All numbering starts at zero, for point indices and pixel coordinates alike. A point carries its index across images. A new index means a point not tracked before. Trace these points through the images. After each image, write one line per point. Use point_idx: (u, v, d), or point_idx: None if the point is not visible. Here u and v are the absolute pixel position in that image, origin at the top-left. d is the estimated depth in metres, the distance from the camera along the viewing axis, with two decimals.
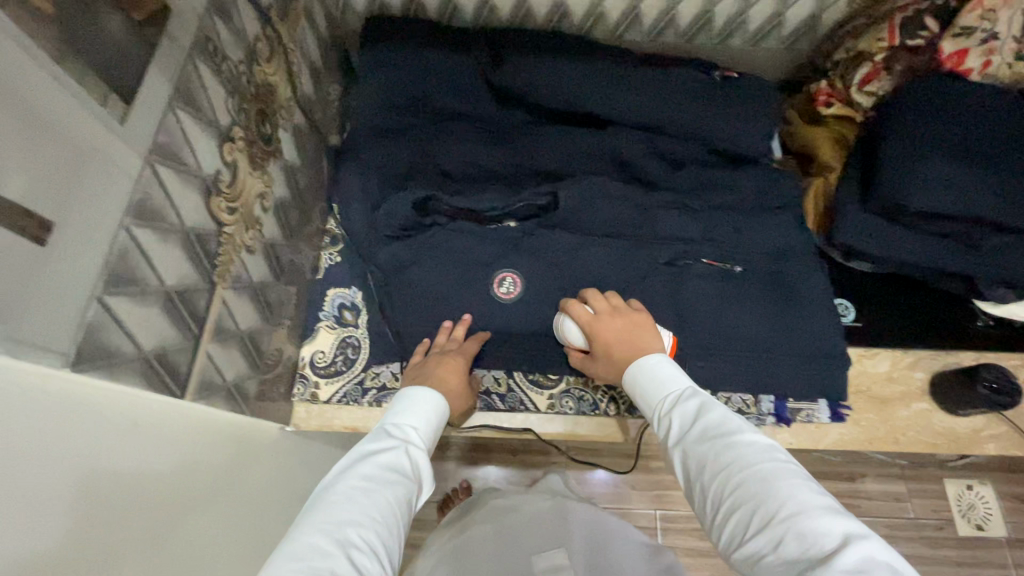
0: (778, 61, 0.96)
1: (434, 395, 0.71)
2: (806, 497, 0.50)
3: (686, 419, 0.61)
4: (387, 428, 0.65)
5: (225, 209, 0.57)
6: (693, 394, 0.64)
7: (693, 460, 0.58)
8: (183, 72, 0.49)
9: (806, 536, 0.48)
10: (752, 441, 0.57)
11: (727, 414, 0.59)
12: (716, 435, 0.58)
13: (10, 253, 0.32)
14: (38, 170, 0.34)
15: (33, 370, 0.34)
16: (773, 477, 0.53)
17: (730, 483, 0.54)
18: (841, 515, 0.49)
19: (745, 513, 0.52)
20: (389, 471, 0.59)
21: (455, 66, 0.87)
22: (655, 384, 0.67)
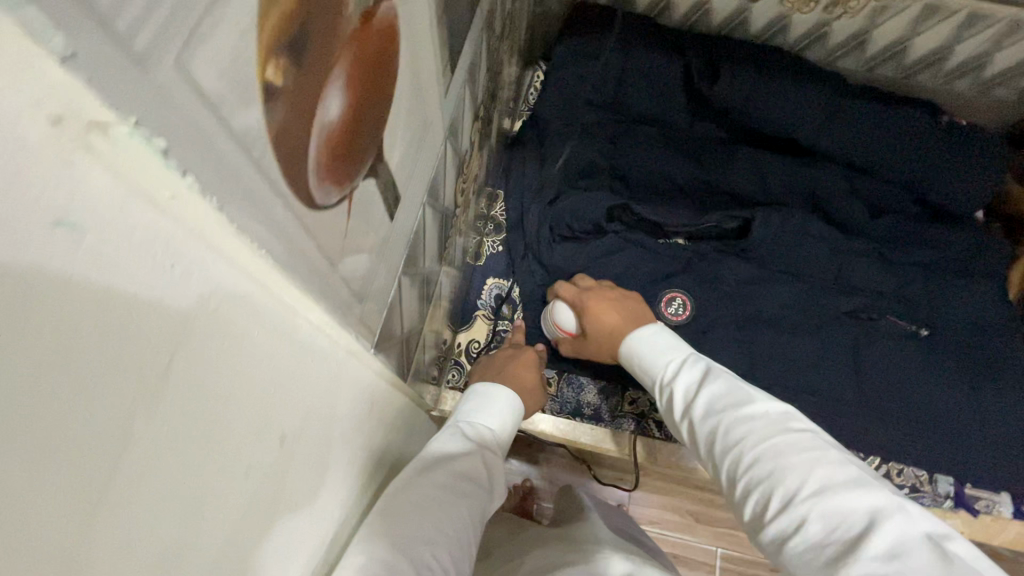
0: (1004, 112, 0.87)
1: (510, 394, 0.62)
2: (829, 471, 0.40)
3: (690, 386, 0.51)
4: (466, 422, 0.56)
5: (461, 189, 0.55)
6: (697, 359, 0.54)
7: (702, 434, 0.48)
8: (477, 44, 0.46)
9: (835, 514, 0.37)
10: (765, 411, 0.46)
11: (738, 383, 0.49)
12: (723, 404, 0.47)
13: (377, 228, 0.30)
14: (406, 140, 0.31)
15: (353, 349, 0.33)
16: (789, 450, 0.42)
17: (743, 458, 0.43)
18: (873, 488, 0.39)
19: (760, 491, 0.41)
20: (466, 474, 0.49)
21: (659, 69, 0.83)
22: (648, 355, 0.57)
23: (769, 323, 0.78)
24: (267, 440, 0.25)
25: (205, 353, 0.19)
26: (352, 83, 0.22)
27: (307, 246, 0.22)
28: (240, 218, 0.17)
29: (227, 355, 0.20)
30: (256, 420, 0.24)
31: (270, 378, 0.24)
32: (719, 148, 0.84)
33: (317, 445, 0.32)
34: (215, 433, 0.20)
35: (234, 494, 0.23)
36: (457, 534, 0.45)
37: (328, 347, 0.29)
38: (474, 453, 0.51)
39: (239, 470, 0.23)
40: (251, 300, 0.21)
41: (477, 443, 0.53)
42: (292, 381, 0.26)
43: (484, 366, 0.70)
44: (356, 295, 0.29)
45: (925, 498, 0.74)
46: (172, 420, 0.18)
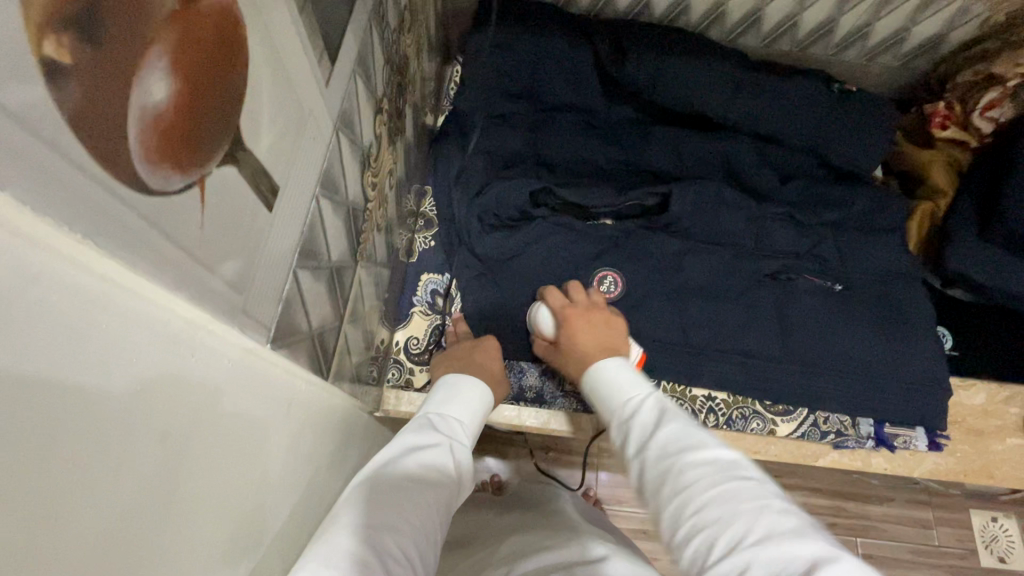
0: (890, 79, 0.96)
1: (479, 385, 0.64)
2: (773, 521, 0.41)
3: (646, 427, 0.53)
4: (438, 415, 0.57)
5: (371, 184, 0.55)
6: (655, 400, 0.56)
7: (652, 476, 0.49)
8: (365, 37, 0.46)
9: (776, 560, 0.39)
10: (715, 456, 0.48)
11: (689, 427, 0.51)
12: (676, 448, 0.49)
13: (252, 220, 0.30)
14: (278, 129, 0.32)
15: (244, 344, 0.32)
16: (733, 499, 0.43)
17: (691, 503, 0.45)
18: (812, 536, 0.40)
19: (704, 538, 0.42)
20: (436, 465, 0.51)
21: (572, 55, 0.85)
22: (613, 395, 0.60)
23: (697, 292, 0.81)
24: (144, 441, 0.24)
25: (42, 347, 0.18)
26: (179, 66, 0.22)
27: (147, 233, 0.22)
28: (46, 202, 0.17)
29: (65, 347, 0.19)
30: (123, 419, 0.23)
31: (131, 373, 0.23)
32: (638, 128, 0.87)
33: (215, 446, 0.31)
34: (63, 431, 0.20)
35: (106, 496, 0.22)
36: (427, 528, 0.46)
37: (209, 342, 0.29)
38: (439, 444, 0.53)
39: (112, 471, 0.23)
40: (93, 293, 0.20)
41: (444, 435, 0.55)
42: (164, 378, 0.25)
43: (447, 356, 0.72)
44: (234, 286, 0.29)
45: (849, 440, 0.79)
46: (9, 419, 0.17)
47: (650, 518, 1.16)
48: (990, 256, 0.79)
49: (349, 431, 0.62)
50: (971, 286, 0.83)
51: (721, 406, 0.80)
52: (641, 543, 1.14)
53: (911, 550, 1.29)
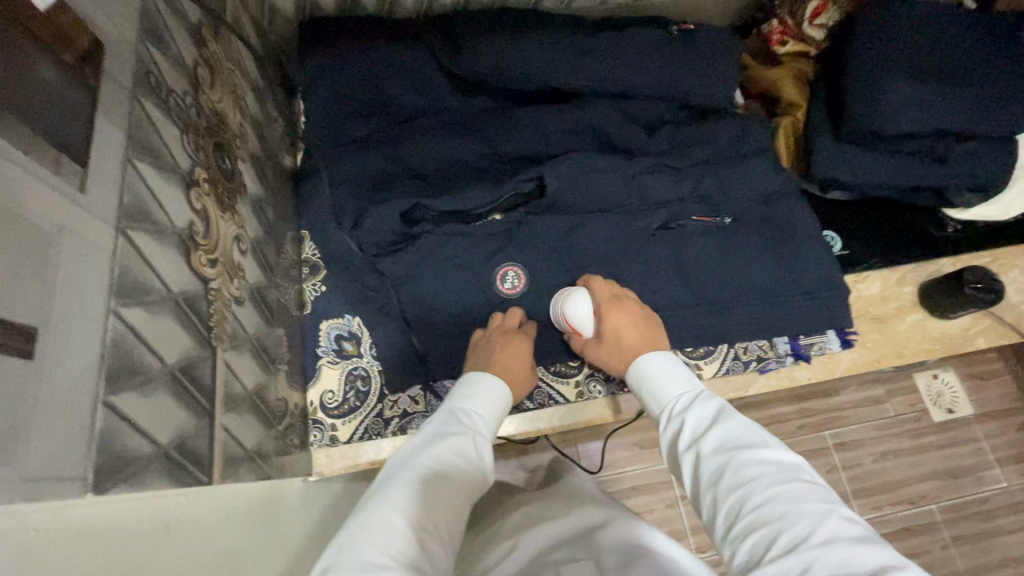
0: (724, 7, 0.99)
1: (497, 384, 0.65)
2: (841, 528, 0.44)
3: (703, 423, 0.55)
4: (466, 411, 0.60)
5: (206, 262, 0.50)
6: (709, 395, 0.58)
7: (710, 466, 0.51)
8: (134, 117, 0.42)
9: (839, 564, 0.41)
10: (777, 458, 0.50)
11: (751, 427, 0.53)
12: (737, 444, 0.51)
13: (1, 379, 0.26)
14: (5, 269, 0.28)
15: (50, 509, 0.29)
16: (800, 500, 0.45)
17: (753, 497, 0.47)
18: (876, 545, 0.43)
19: (766, 532, 0.44)
20: (461, 457, 0.54)
21: (409, 58, 0.82)
22: (665, 385, 0.62)
23: (598, 261, 0.81)
24: None
25: None
26: None
27: None
28: None
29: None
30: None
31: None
32: (499, 116, 0.85)
33: None
34: None
35: None
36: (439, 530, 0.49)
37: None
38: (460, 436, 0.56)
39: None
40: None
41: (467, 428, 0.58)
42: None
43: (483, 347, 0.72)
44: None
45: (770, 363, 0.84)
46: None
47: (629, 477, 1.19)
48: (848, 157, 0.82)
49: (277, 513, 0.59)
50: (844, 185, 0.87)
51: None
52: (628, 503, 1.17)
53: (872, 427, 1.38)
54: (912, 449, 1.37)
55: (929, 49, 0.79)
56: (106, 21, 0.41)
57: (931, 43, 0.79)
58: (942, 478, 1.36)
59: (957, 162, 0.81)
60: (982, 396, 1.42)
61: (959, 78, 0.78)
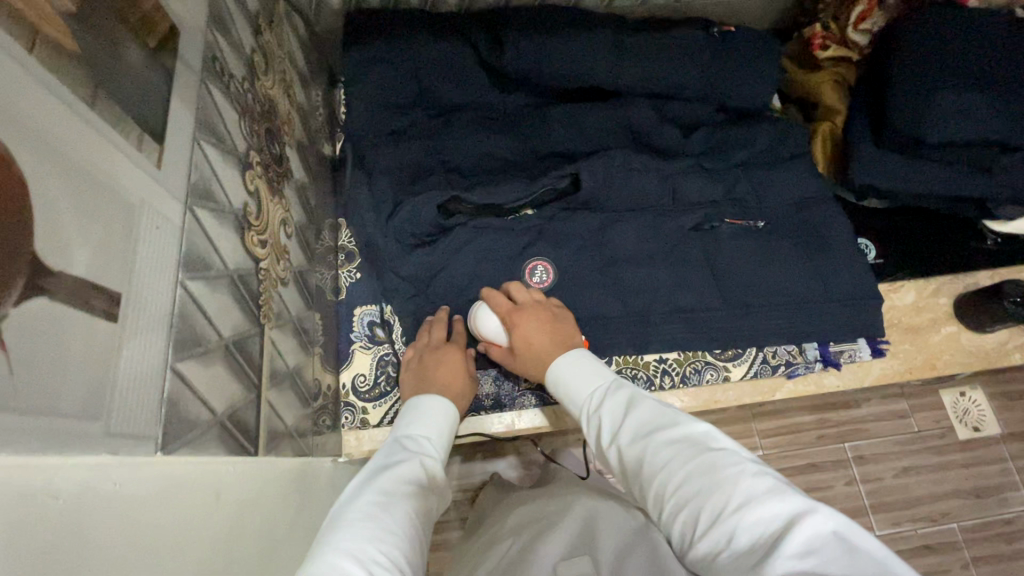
0: (765, 10, 0.99)
1: (442, 403, 0.68)
2: (751, 485, 0.45)
3: (617, 416, 0.58)
4: (408, 433, 0.62)
5: (258, 242, 0.52)
6: (618, 389, 0.60)
7: (631, 459, 0.54)
8: (202, 100, 0.44)
9: (756, 523, 0.43)
10: (684, 433, 0.52)
11: (659, 410, 0.55)
12: (647, 431, 0.54)
13: (90, 339, 0.28)
14: (98, 237, 0.29)
15: (127, 464, 0.30)
16: (710, 467, 0.48)
17: (671, 479, 0.49)
18: (784, 491, 0.45)
19: (692, 510, 0.47)
20: (409, 469, 0.56)
21: (450, 53, 0.84)
22: (578, 385, 0.64)
23: (629, 259, 0.82)
24: None
25: None
26: None
27: None
28: None
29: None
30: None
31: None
32: (535, 112, 0.86)
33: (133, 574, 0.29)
34: None
35: None
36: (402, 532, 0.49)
37: (79, 482, 0.27)
38: (406, 455, 0.58)
39: None
40: None
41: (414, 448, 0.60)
42: (29, 542, 0.23)
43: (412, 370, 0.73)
44: (84, 415, 0.28)
45: (799, 368, 0.83)
46: None
47: None
48: (891, 165, 0.81)
49: (311, 489, 0.61)
50: (883, 194, 0.86)
51: (675, 366, 0.83)
52: None
53: (895, 442, 1.36)
54: (935, 466, 1.34)
55: (976, 57, 0.77)
56: (181, 7, 0.43)
57: (977, 51, 0.77)
58: (966, 497, 1.33)
59: (1004, 172, 0.79)
60: (1012, 416, 1.39)
61: (1005, 87, 0.76)
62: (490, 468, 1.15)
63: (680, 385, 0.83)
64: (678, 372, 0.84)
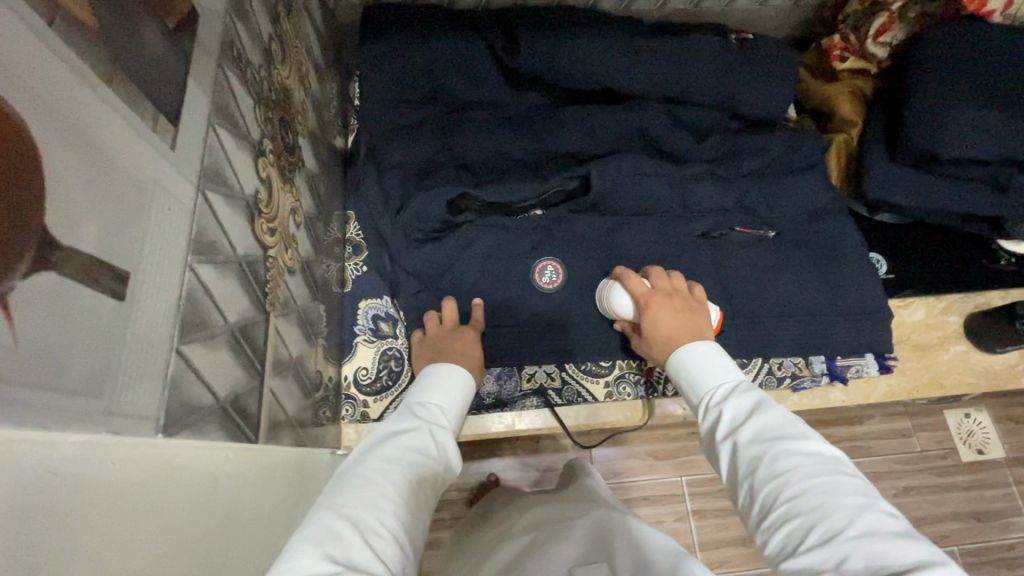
0: (784, 18, 0.99)
1: (459, 371, 0.66)
2: (876, 520, 0.41)
3: (741, 412, 0.53)
4: (426, 402, 0.60)
5: (267, 230, 0.52)
6: (745, 386, 0.55)
7: (744, 458, 0.49)
8: (218, 84, 0.44)
9: (876, 558, 0.39)
10: (814, 447, 0.47)
11: (788, 416, 0.50)
12: (773, 436, 0.49)
13: (96, 317, 0.28)
14: (108, 214, 0.29)
15: (126, 445, 0.30)
16: (837, 493, 0.43)
17: (788, 489, 0.45)
18: (914, 538, 0.40)
19: (801, 523, 0.43)
20: (421, 443, 0.54)
21: (466, 50, 0.83)
22: (703, 373, 0.59)
23: (637, 264, 0.81)
24: None
25: None
26: None
27: None
28: None
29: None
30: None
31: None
32: (547, 112, 0.86)
33: (125, 556, 0.29)
34: None
35: None
36: (406, 508, 0.48)
37: (77, 458, 0.26)
38: (419, 425, 0.56)
39: None
40: None
41: (427, 418, 0.58)
42: (20, 515, 0.23)
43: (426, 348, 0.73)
44: (89, 393, 0.27)
45: (805, 381, 0.83)
46: None
47: (643, 485, 1.18)
48: (901, 181, 0.82)
49: (309, 479, 0.60)
50: (894, 208, 0.85)
51: None
52: (640, 511, 1.16)
53: (896, 461, 1.34)
54: (936, 487, 1.33)
55: (994, 73, 0.76)
56: None
57: (996, 67, 0.76)
58: (967, 519, 1.32)
59: (1014, 193, 0.80)
60: (1016, 441, 1.37)
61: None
62: (487, 468, 1.15)
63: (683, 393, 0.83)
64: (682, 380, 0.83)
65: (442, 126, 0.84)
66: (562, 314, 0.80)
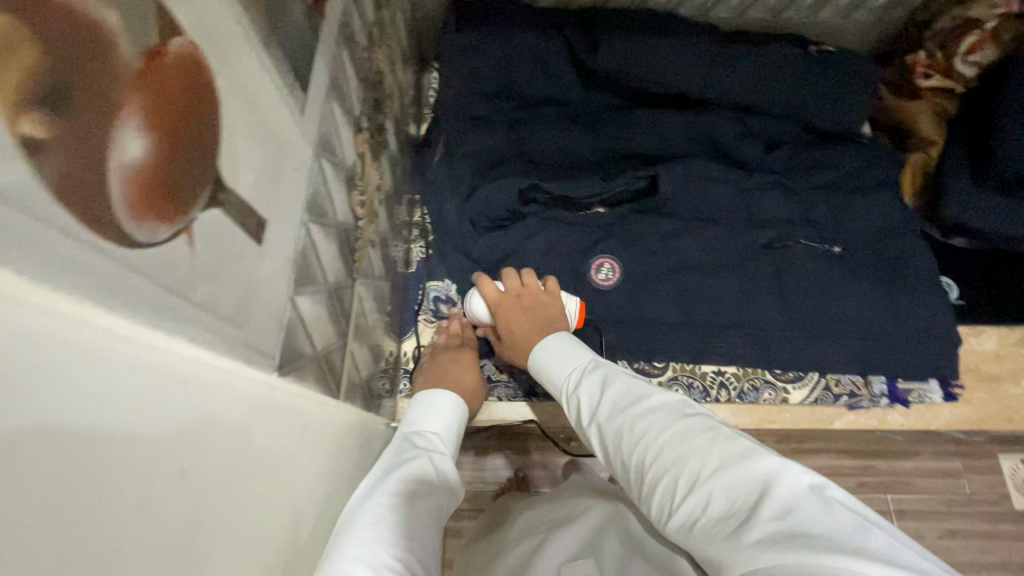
0: (865, 33, 0.98)
1: (451, 395, 0.68)
2: (724, 449, 0.46)
3: (595, 394, 0.58)
4: (415, 428, 0.62)
5: (359, 202, 0.56)
6: (595, 366, 0.60)
7: (612, 435, 0.53)
8: (335, 61, 0.47)
9: (732, 486, 0.43)
10: (661, 407, 0.52)
11: (635, 384, 0.55)
12: (625, 407, 0.53)
13: (244, 256, 0.31)
14: (258, 164, 0.32)
15: (253, 376, 0.33)
16: (687, 437, 0.48)
17: (651, 452, 0.49)
18: (755, 452, 0.45)
19: (670, 479, 0.46)
20: (420, 465, 0.56)
21: (546, 46, 0.86)
22: (558, 364, 0.64)
23: (697, 268, 0.81)
24: (186, 483, 0.26)
25: (88, 406, 0.20)
26: (155, 126, 0.23)
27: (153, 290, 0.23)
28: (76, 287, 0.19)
29: (72, 378, 0.19)
30: (141, 460, 0.23)
31: (151, 414, 0.23)
32: (620, 112, 0.87)
33: (243, 473, 0.32)
34: (126, 473, 0.22)
35: (163, 533, 0.24)
36: (412, 522, 0.49)
37: (222, 378, 0.30)
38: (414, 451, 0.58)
39: (167, 508, 0.24)
40: (122, 357, 0.22)
41: (425, 447, 0.60)
42: (185, 415, 0.26)
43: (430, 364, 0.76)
44: (234, 322, 0.30)
45: (863, 401, 0.81)
46: (86, 476, 0.20)
47: None
48: (987, 206, 0.79)
49: (368, 444, 0.63)
50: (971, 231, 0.83)
51: (732, 381, 0.82)
52: None
53: (944, 501, 1.28)
54: (985, 533, 1.26)
55: None
56: None
57: None
58: (1015, 570, 1.26)
59: None
60: None
61: None
62: None
63: (735, 400, 0.83)
64: (736, 387, 0.83)
65: (514, 119, 0.86)
66: (618, 311, 0.80)
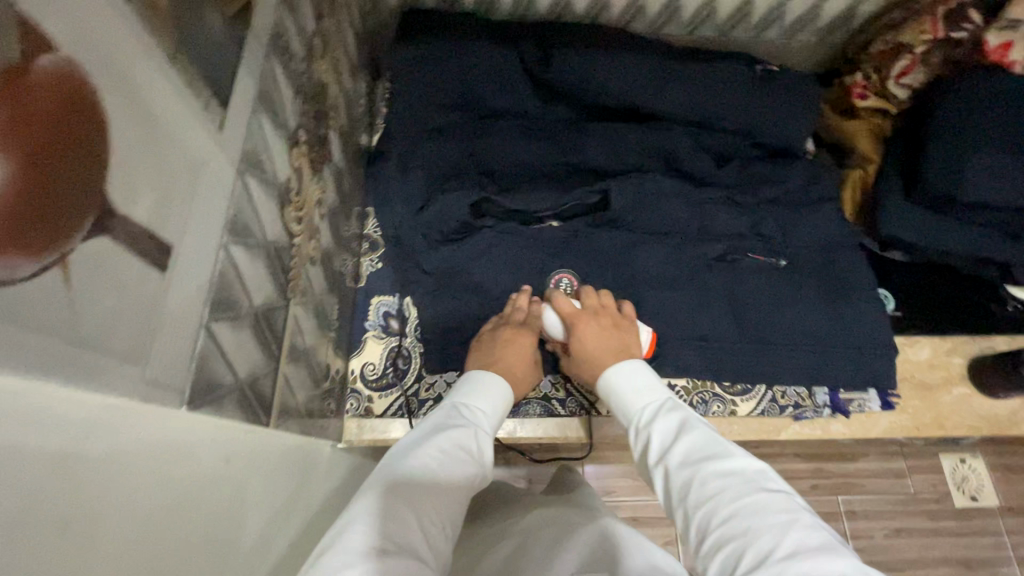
0: (810, 53, 1.02)
1: (502, 381, 0.66)
2: (803, 535, 0.43)
3: (668, 434, 0.56)
4: (459, 401, 0.61)
5: (295, 218, 0.53)
6: (675, 408, 0.59)
7: (677, 482, 0.52)
8: (265, 73, 0.45)
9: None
10: (737, 466, 0.50)
11: (716, 436, 0.53)
12: (701, 457, 0.52)
13: (144, 287, 0.29)
14: (161, 187, 0.30)
15: (159, 412, 0.31)
16: (763, 511, 0.45)
17: (718, 512, 0.47)
18: (839, 552, 0.42)
19: (732, 549, 0.44)
20: (464, 444, 0.55)
21: (499, 58, 0.85)
22: (633, 392, 0.63)
23: (651, 281, 0.82)
24: (74, 542, 0.24)
25: None
26: (21, 155, 0.21)
27: (25, 337, 0.21)
28: None
29: None
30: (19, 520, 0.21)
31: (32, 471, 0.21)
32: (574, 125, 0.87)
33: (153, 518, 0.30)
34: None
35: None
36: (440, 515, 0.48)
37: (122, 419, 0.28)
38: (463, 425, 0.56)
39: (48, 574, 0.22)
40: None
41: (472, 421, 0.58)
42: (79, 466, 0.24)
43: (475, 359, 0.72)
44: (133, 359, 0.28)
45: (807, 411, 0.84)
46: None
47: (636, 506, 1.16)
48: (916, 220, 0.83)
49: (310, 469, 0.61)
50: (905, 245, 0.86)
51: (683, 394, 0.84)
52: None
53: (890, 501, 1.33)
54: (928, 531, 1.32)
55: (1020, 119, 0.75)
56: None
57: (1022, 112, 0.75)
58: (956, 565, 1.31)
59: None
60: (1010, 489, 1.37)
61: None
62: None
63: None
64: (685, 401, 0.84)
65: (468, 130, 0.84)
66: None
